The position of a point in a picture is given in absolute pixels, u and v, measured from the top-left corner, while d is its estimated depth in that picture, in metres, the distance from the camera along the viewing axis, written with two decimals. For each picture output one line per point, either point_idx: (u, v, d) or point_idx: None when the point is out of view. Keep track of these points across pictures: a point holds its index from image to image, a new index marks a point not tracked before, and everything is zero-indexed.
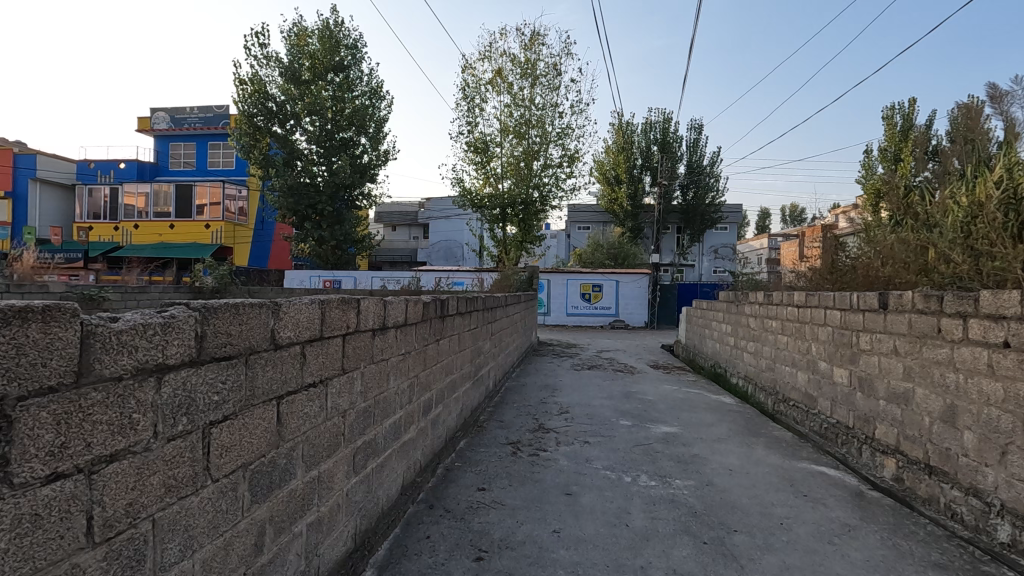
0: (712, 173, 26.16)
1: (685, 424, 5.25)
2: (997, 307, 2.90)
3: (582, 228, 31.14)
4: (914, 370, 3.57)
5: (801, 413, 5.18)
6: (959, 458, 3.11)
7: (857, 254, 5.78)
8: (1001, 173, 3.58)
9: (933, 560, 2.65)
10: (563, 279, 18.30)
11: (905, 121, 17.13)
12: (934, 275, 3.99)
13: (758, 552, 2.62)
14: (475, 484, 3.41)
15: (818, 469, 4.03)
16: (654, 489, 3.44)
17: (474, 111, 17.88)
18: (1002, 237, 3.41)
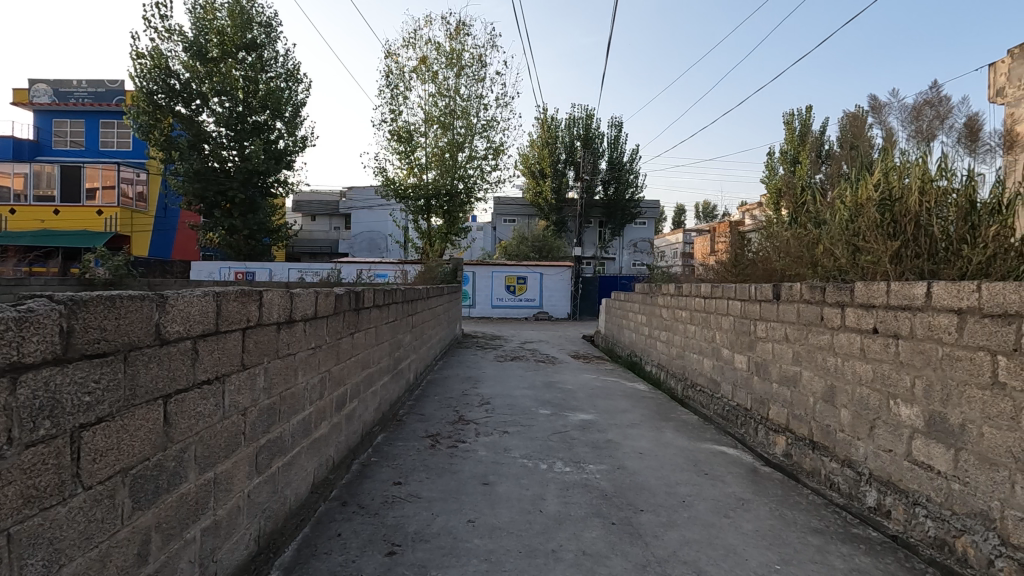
0: (632, 170, 27.11)
1: (601, 411, 5.45)
2: (868, 297, 3.24)
3: (507, 221, 31.39)
4: (802, 355, 3.91)
5: (706, 397, 5.54)
6: (838, 433, 3.44)
7: (758, 249, 6.23)
8: (879, 178, 3.98)
9: (813, 526, 2.93)
10: (488, 272, 18.31)
11: (803, 127, 18.57)
12: (821, 268, 4.37)
13: (661, 529, 2.78)
14: (391, 478, 3.37)
15: (718, 449, 4.33)
16: (569, 475, 3.55)
17: (398, 98, 17.39)
18: (876, 234, 3.79)
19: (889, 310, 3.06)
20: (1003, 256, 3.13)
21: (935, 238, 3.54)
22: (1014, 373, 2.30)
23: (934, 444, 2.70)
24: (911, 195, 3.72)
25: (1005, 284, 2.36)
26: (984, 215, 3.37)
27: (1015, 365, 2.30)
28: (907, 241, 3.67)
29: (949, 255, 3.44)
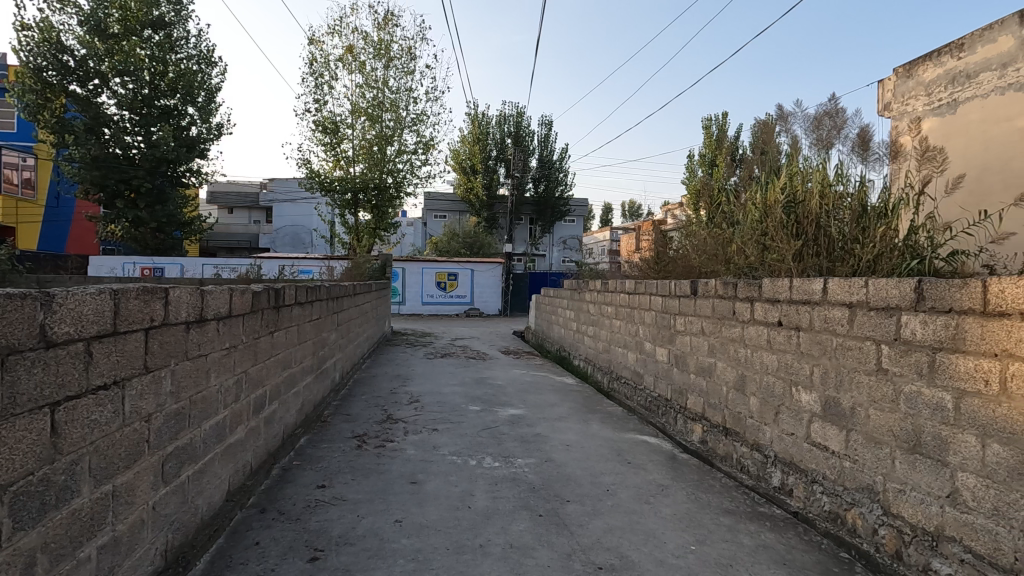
0: (561, 168, 27.60)
1: (530, 406, 5.53)
2: (774, 293, 3.49)
3: (438, 217, 31.07)
4: (716, 347, 4.15)
5: (630, 389, 5.76)
6: (748, 419, 3.69)
7: (678, 247, 6.54)
8: (786, 182, 4.28)
9: (725, 507, 3.12)
10: (418, 268, 18.04)
11: (720, 131, 19.62)
12: (735, 265, 4.66)
13: (587, 518, 2.87)
14: (314, 482, 3.25)
15: (641, 439, 4.52)
16: (497, 470, 3.58)
17: (323, 88, 16.71)
18: (782, 234, 4.09)
19: (792, 304, 3.31)
20: (887, 255, 3.46)
21: (832, 238, 3.86)
22: (895, 360, 2.55)
23: (829, 426, 2.96)
24: (812, 199, 4.02)
25: (888, 280, 2.62)
26: (872, 218, 3.71)
27: (896, 353, 2.55)
28: (807, 241, 3.98)
29: (844, 254, 3.76)
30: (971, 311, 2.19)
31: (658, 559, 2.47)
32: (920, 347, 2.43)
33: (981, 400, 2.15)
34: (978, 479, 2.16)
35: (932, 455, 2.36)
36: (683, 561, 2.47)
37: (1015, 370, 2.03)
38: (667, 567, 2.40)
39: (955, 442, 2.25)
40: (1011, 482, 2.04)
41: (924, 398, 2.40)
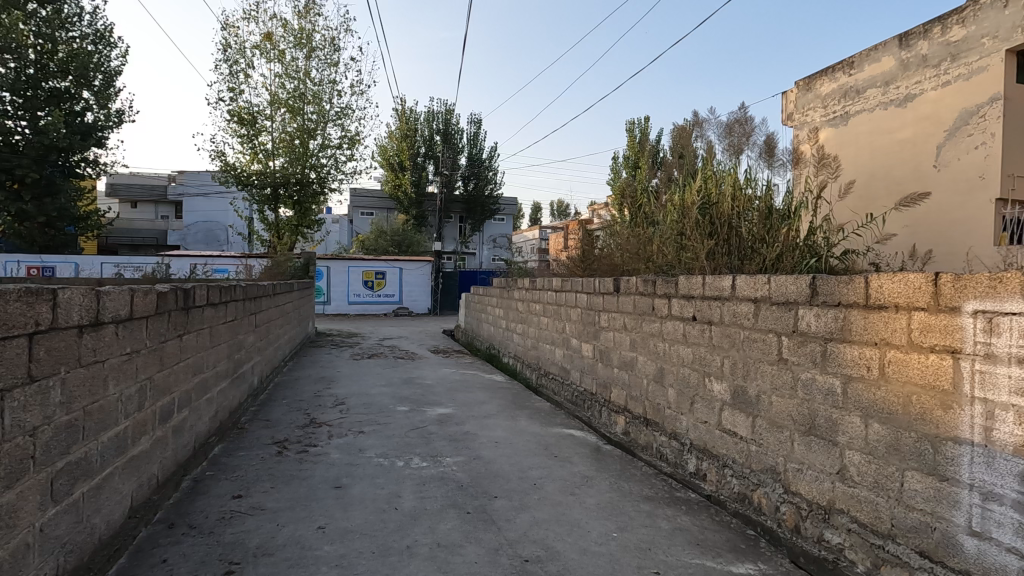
0: (490, 167, 27.62)
1: (459, 404, 5.52)
2: (689, 289, 3.69)
3: (364, 214, 30.24)
4: (637, 342, 4.33)
5: (557, 385, 5.89)
6: (666, 410, 3.89)
7: (603, 246, 6.75)
8: (701, 185, 4.53)
9: (645, 495, 3.27)
10: (343, 266, 17.48)
11: (642, 134, 20.36)
12: (655, 263, 4.88)
13: (514, 512, 2.91)
14: (229, 492, 3.08)
15: (567, 432, 4.64)
16: (425, 470, 3.55)
17: (239, 76, 15.78)
18: (698, 233, 4.32)
19: (704, 300, 3.51)
20: (789, 253, 3.77)
21: (742, 238, 4.13)
22: (793, 350, 2.78)
23: (737, 414, 3.17)
24: (724, 201, 4.28)
25: (787, 276, 2.85)
26: (777, 219, 4.01)
27: (794, 344, 2.78)
28: (720, 241, 4.24)
29: (752, 252, 4.05)
30: (856, 304, 2.43)
31: (582, 547, 2.55)
32: (815, 338, 2.66)
33: (864, 384, 2.39)
34: (862, 455, 2.40)
35: (824, 436, 2.60)
36: (605, 548, 2.56)
37: (890, 356, 2.26)
38: (590, 555, 2.48)
39: (843, 423, 2.49)
40: (889, 457, 2.28)
41: (818, 384, 2.63)
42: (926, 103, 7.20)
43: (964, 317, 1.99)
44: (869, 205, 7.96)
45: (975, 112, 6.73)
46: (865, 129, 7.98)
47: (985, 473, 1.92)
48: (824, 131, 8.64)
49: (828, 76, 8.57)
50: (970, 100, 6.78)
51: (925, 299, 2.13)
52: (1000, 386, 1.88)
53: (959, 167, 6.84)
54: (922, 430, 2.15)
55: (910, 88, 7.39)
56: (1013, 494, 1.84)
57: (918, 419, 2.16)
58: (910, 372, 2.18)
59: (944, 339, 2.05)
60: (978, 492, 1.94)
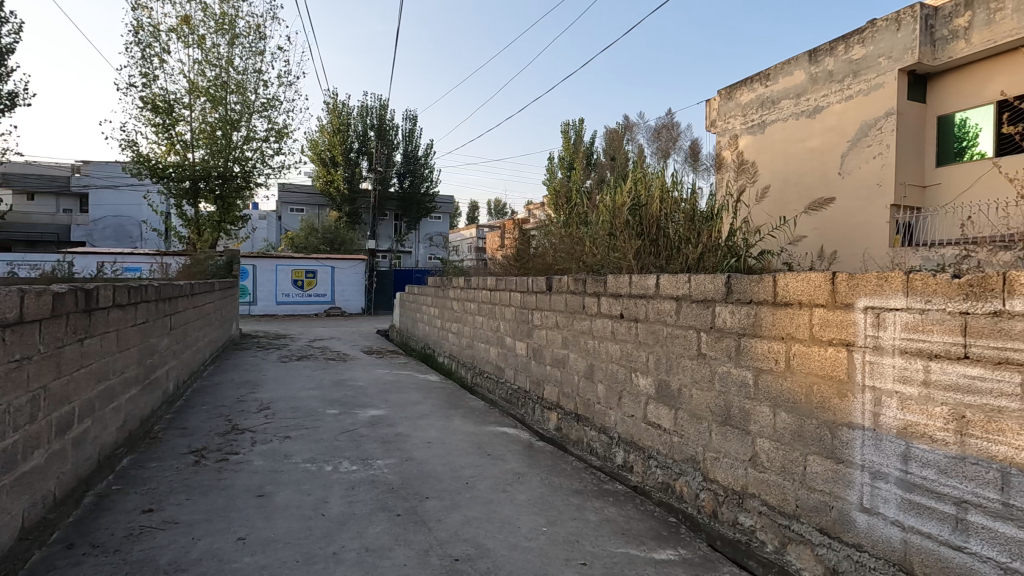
0: (427, 164, 27.21)
1: (392, 405, 5.43)
2: (617, 288, 3.81)
3: (294, 210, 29.04)
4: (569, 339, 4.42)
5: (492, 383, 5.92)
6: (596, 405, 4.00)
7: (538, 245, 6.82)
8: (631, 187, 4.68)
9: (575, 488, 3.36)
10: (271, 265, 16.74)
11: (577, 136, 20.75)
12: (586, 261, 5.00)
13: (445, 513, 2.90)
14: (138, 507, 2.87)
15: (501, 430, 4.68)
16: (355, 473, 3.47)
17: (153, 61, 14.70)
18: (628, 234, 4.47)
19: (631, 298, 3.64)
20: (711, 254, 3.99)
21: (669, 239, 4.31)
22: (712, 345, 2.93)
23: (661, 407, 3.31)
24: (652, 203, 4.45)
25: (706, 275, 3.00)
26: (701, 221, 4.22)
27: (712, 339, 2.94)
28: (648, 241, 4.41)
29: (678, 252, 4.24)
30: (766, 301, 2.60)
31: (512, 543, 2.59)
32: (730, 333, 2.82)
33: (773, 375, 2.56)
34: (771, 442, 2.57)
35: (738, 426, 2.76)
36: (534, 542, 2.61)
37: (795, 350, 2.44)
38: (520, 550, 2.52)
39: (754, 413, 2.66)
40: (793, 443, 2.46)
41: (732, 377, 2.79)
42: (831, 115, 7.80)
43: (856, 313, 2.17)
44: (783, 209, 8.55)
45: (873, 125, 7.37)
46: (779, 137, 8.54)
47: (874, 454, 2.11)
48: (743, 138, 9.17)
49: (747, 86, 9.10)
50: (869, 113, 7.42)
51: (823, 296, 2.31)
52: (885, 374, 2.07)
53: (860, 175, 7.52)
54: (822, 417, 2.33)
55: (818, 101, 7.96)
56: (896, 472, 2.03)
57: (818, 407, 2.34)
58: (811, 363, 2.36)
59: (840, 333, 2.23)
60: (869, 472, 2.13)
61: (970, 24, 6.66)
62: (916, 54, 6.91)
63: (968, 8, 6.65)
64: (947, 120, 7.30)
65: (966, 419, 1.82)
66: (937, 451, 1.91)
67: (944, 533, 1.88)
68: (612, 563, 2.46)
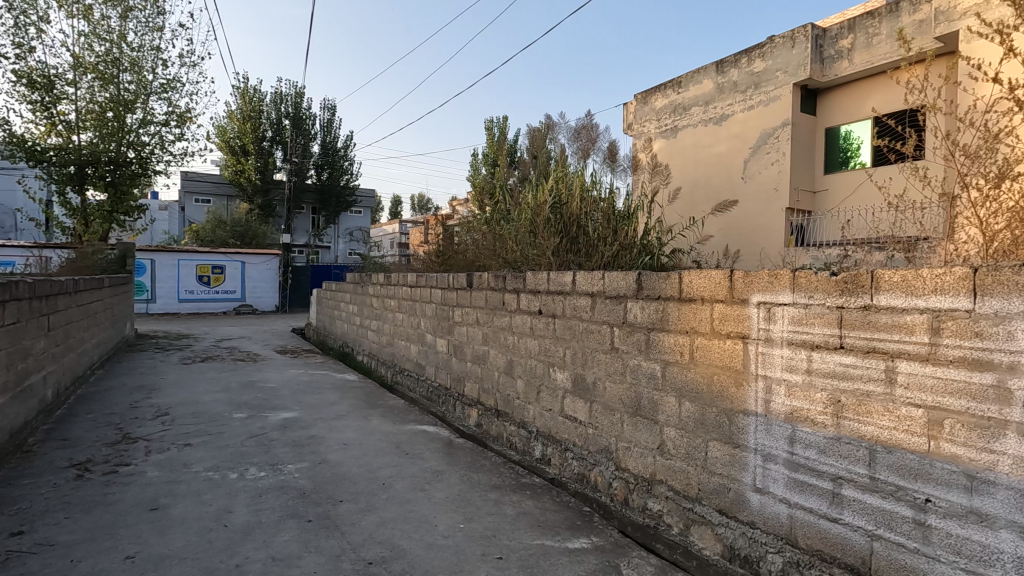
0: (346, 156, 26.18)
1: (306, 407, 5.20)
2: (535, 285, 3.86)
3: (199, 200, 27.05)
4: (489, 335, 4.43)
5: (413, 381, 5.83)
6: (515, 400, 4.04)
7: (461, 241, 6.78)
8: (551, 185, 4.75)
9: (493, 483, 3.38)
10: (172, 259, 15.52)
11: (500, 133, 20.77)
12: (507, 258, 5.03)
13: (359, 515, 2.82)
14: (6, 530, 2.56)
15: (420, 428, 4.62)
16: (263, 480, 3.29)
17: (29, 32, 12.88)
18: (548, 231, 4.54)
19: (549, 295, 3.71)
20: (627, 251, 4.16)
21: (589, 237, 4.43)
22: (623, 339, 3.05)
23: (577, 400, 3.40)
24: (572, 201, 4.56)
25: (618, 273, 3.11)
26: (618, 220, 4.37)
27: (624, 334, 3.05)
28: (568, 238, 4.51)
29: (595, 250, 4.37)
30: (672, 297, 2.73)
31: (428, 542, 2.56)
32: (640, 328, 2.94)
33: (678, 367, 2.70)
34: (677, 430, 2.71)
35: (647, 416, 2.89)
36: (451, 540, 2.60)
37: (698, 342, 2.59)
38: (436, 549, 2.50)
39: (661, 403, 2.79)
40: (696, 431, 2.61)
41: (643, 369, 2.92)
42: (735, 123, 8.37)
43: (750, 307, 2.34)
44: (693, 209, 9.08)
45: (771, 134, 7.98)
46: (690, 141, 9.05)
47: (765, 438, 2.29)
48: (657, 141, 9.63)
49: (661, 92, 9.54)
50: (767, 122, 8.01)
51: (722, 292, 2.46)
52: (774, 364, 2.24)
53: (760, 179, 8.11)
54: (721, 406, 2.48)
55: (725, 109, 8.51)
56: (784, 453, 2.21)
57: (718, 395, 2.50)
58: (712, 355, 2.51)
59: (737, 327, 2.39)
60: (761, 454, 2.30)
61: (852, 45, 7.27)
62: (808, 70, 7.51)
63: (850, 30, 7.28)
64: (833, 131, 7.97)
65: (841, 403, 2.01)
66: (817, 433, 2.09)
67: (823, 507, 2.07)
68: (527, 555, 2.49)
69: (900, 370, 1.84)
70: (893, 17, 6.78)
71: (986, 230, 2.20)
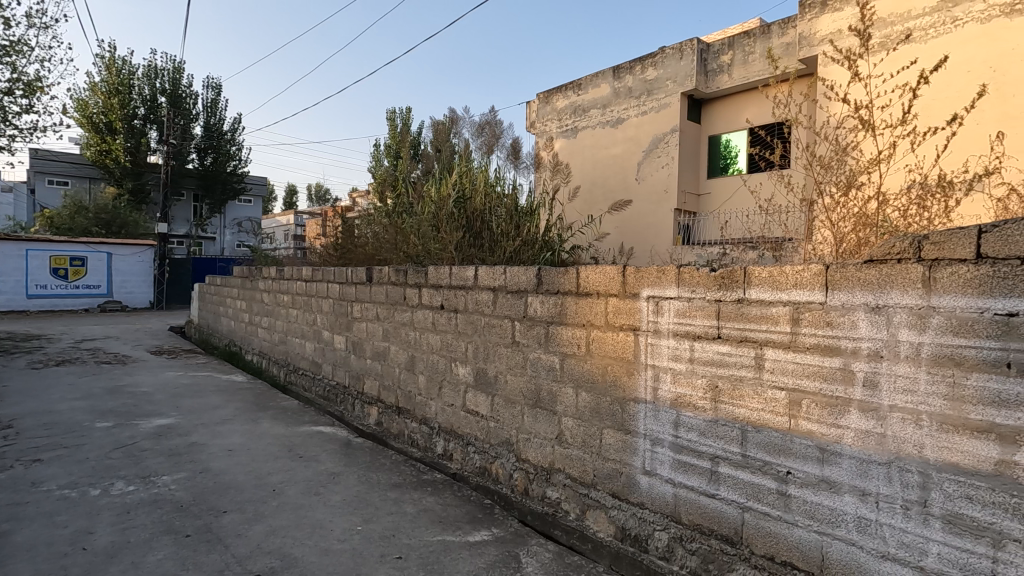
0: (233, 141, 24.19)
1: (185, 412, 4.76)
2: (437, 280, 3.83)
3: (53, 182, 23.77)
4: (390, 331, 4.32)
5: (308, 380, 5.54)
6: (416, 397, 3.98)
7: (361, 234, 6.52)
8: (455, 179, 4.69)
9: (392, 482, 3.31)
10: (19, 249, 13.55)
11: (403, 125, 20.29)
12: (409, 251, 4.92)
13: (246, 526, 2.63)
14: None
15: (316, 430, 4.41)
16: (132, 495, 2.97)
17: None
18: (450, 226, 4.48)
19: (451, 290, 3.68)
20: (528, 248, 4.23)
21: (493, 233, 4.45)
22: (524, 333, 3.11)
23: (479, 394, 3.42)
24: (475, 196, 4.53)
25: (520, 268, 3.15)
26: (520, 216, 4.43)
27: (524, 327, 3.11)
28: (470, 234, 4.50)
29: (497, 245, 4.41)
30: (570, 291, 2.83)
31: (322, 548, 2.45)
32: (540, 321, 3.01)
33: (575, 359, 2.80)
34: (574, 419, 2.81)
35: (546, 407, 2.97)
36: (347, 543, 2.50)
37: (593, 335, 2.70)
38: (330, 554, 2.40)
39: (559, 395, 2.89)
40: (592, 420, 2.72)
41: (542, 362, 2.99)
42: (630, 127, 8.84)
43: (640, 301, 2.48)
44: (591, 208, 9.47)
45: (661, 138, 8.50)
46: (588, 142, 9.42)
47: (653, 423, 2.44)
48: (558, 141, 9.93)
49: (562, 93, 9.84)
50: (658, 128, 8.52)
51: (616, 287, 2.59)
52: (661, 353, 2.40)
53: (652, 181, 8.63)
54: (614, 394, 2.61)
55: (620, 113, 8.94)
56: (669, 437, 2.37)
57: (611, 385, 2.62)
58: (606, 347, 2.63)
59: (628, 319, 2.53)
60: (649, 439, 2.45)
61: (731, 61, 7.92)
62: (694, 82, 8.09)
63: (730, 47, 7.93)
64: (715, 139, 8.64)
65: (718, 388, 2.19)
66: (697, 417, 2.27)
67: (702, 484, 2.25)
68: (428, 552, 2.47)
69: (767, 357, 2.04)
70: (765, 38, 7.49)
71: (837, 233, 2.50)
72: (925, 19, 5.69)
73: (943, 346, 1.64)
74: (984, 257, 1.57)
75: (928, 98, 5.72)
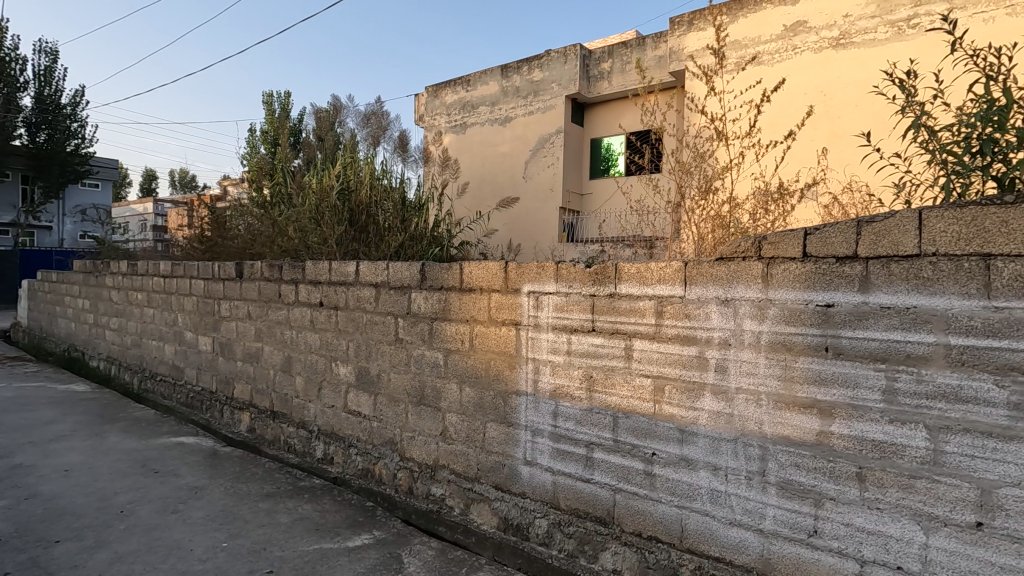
0: (75, 117, 21.14)
1: (9, 430, 4.08)
2: (315, 275, 3.63)
3: None
4: (263, 330, 4.03)
5: (167, 387, 5.00)
6: (293, 399, 3.75)
7: (231, 225, 6.00)
8: (337, 170, 4.48)
9: (265, 492, 3.09)
10: None
11: (282, 111, 18.95)
12: (285, 245, 4.60)
13: (84, 556, 2.31)
14: None
15: (176, 441, 3.99)
16: None
17: None
18: (332, 218, 4.26)
19: (330, 286, 3.51)
20: (415, 243, 4.19)
21: (379, 227, 4.33)
22: (407, 330, 3.05)
23: (361, 394, 3.30)
24: (359, 189, 4.37)
25: (404, 264, 3.09)
26: (408, 211, 4.36)
27: (408, 324, 3.05)
28: (354, 227, 4.33)
29: (382, 240, 4.29)
30: (453, 287, 2.82)
31: (180, 571, 2.23)
32: (424, 318, 2.97)
33: (459, 355, 2.80)
34: (458, 415, 2.81)
35: (430, 404, 2.94)
36: (210, 563, 2.30)
37: (476, 331, 2.72)
38: None
39: (443, 390, 2.87)
40: (476, 414, 2.74)
41: (426, 359, 2.96)
42: (518, 125, 9.04)
43: (520, 297, 2.54)
44: (479, 204, 9.52)
45: (546, 139, 8.78)
46: (477, 139, 9.48)
47: (533, 415, 2.51)
48: (447, 136, 9.87)
49: (450, 89, 9.80)
50: (544, 128, 8.79)
51: (498, 283, 2.63)
52: (541, 347, 2.47)
53: (539, 179, 8.90)
54: (497, 388, 2.65)
55: (508, 112, 9.10)
56: (548, 427, 2.46)
57: (494, 378, 2.66)
58: (488, 342, 2.67)
59: (510, 315, 2.58)
60: (530, 430, 2.52)
61: (610, 69, 8.36)
62: (577, 86, 8.44)
63: (610, 56, 8.36)
64: (596, 142, 9.09)
65: (592, 378, 2.31)
66: (574, 406, 2.38)
67: (577, 470, 2.37)
68: (302, 563, 2.34)
69: (635, 347, 2.18)
70: (640, 49, 7.99)
71: (698, 232, 2.74)
72: (771, 45, 6.41)
73: (778, 333, 1.86)
74: (808, 256, 1.80)
75: (773, 115, 6.48)
